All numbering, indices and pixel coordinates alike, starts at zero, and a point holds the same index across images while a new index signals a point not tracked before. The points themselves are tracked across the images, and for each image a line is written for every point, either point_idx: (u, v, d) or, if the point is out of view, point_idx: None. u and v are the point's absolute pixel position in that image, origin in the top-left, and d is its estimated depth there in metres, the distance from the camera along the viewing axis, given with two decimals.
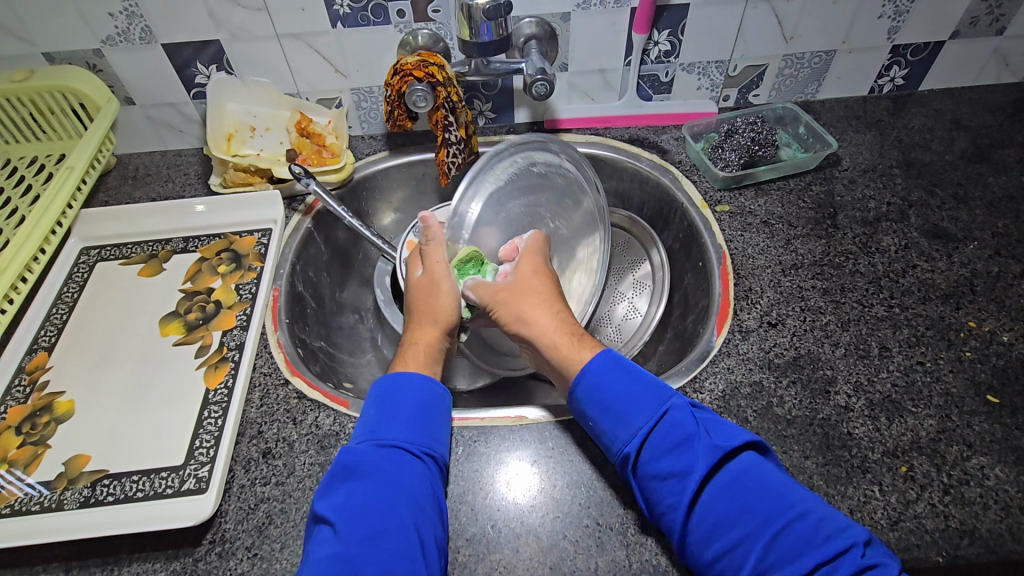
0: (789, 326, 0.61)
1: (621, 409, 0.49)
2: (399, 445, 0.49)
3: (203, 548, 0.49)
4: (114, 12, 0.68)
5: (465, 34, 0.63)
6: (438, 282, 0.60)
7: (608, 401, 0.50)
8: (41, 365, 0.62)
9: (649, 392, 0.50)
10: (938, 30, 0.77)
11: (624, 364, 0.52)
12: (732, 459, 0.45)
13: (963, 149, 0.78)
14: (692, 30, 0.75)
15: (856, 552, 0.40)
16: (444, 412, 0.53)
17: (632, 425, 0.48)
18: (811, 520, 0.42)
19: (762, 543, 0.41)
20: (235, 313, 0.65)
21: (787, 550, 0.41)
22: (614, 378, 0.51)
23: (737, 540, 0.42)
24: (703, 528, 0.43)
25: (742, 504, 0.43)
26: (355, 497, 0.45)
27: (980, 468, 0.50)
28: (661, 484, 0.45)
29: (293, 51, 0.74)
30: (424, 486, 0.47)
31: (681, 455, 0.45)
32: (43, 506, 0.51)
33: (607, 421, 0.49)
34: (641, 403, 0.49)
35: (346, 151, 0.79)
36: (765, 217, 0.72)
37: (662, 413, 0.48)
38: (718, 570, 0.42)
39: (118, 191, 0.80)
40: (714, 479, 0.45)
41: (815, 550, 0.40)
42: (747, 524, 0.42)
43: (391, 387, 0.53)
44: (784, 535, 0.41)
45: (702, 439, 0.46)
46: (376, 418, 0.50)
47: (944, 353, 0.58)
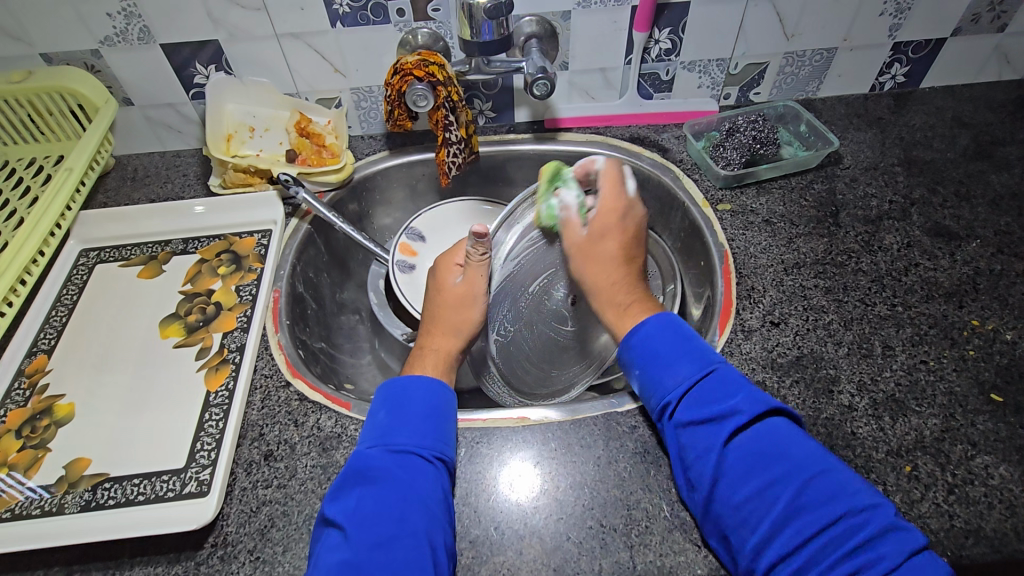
0: (792, 325, 0.61)
1: (668, 360, 0.51)
2: (410, 449, 0.48)
3: (205, 551, 0.48)
4: (112, 13, 0.68)
5: (465, 34, 0.63)
6: (472, 297, 0.60)
7: (658, 352, 0.52)
8: (41, 368, 0.62)
9: (696, 351, 0.52)
10: (940, 27, 0.76)
11: (678, 325, 0.54)
12: (771, 417, 0.48)
13: (965, 147, 0.78)
14: (693, 28, 0.75)
15: (883, 513, 0.41)
16: (453, 415, 0.53)
17: (676, 375, 0.50)
18: (839, 475, 0.43)
19: (793, 489, 0.43)
20: (236, 315, 0.65)
21: (817, 496, 0.42)
22: (666, 335, 0.53)
23: (765, 485, 0.43)
24: (734, 471, 0.45)
25: (776, 453, 0.45)
26: (367, 502, 0.45)
27: (984, 467, 0.50)
28: (698, 430, 0.47)
29: (292, 51, 0.74)
30: (435, 490, 0.47)
31: (722, 404, 0.48)
32: (44, 510, 0.51)
33: (652, 368, 0.52)
34: (686, 359, 0.51)
35: (346, 151, 0.78)
36: (767, 215, 0.72)
37: (708, 369, 0.50)
38: (743, 517, 0.43)
39: (117, 192, 0.79)
40: (753, 428, 0.47)
41: (843, 499, 0.42)
42: (781, 469, 0.44)
43: (401, 391, 0.53)
44: (815, 483, 0.43)
45: (746, 392, 0.48)
46: (385, 423, 0.50)
47: (948, 351, 0.58)
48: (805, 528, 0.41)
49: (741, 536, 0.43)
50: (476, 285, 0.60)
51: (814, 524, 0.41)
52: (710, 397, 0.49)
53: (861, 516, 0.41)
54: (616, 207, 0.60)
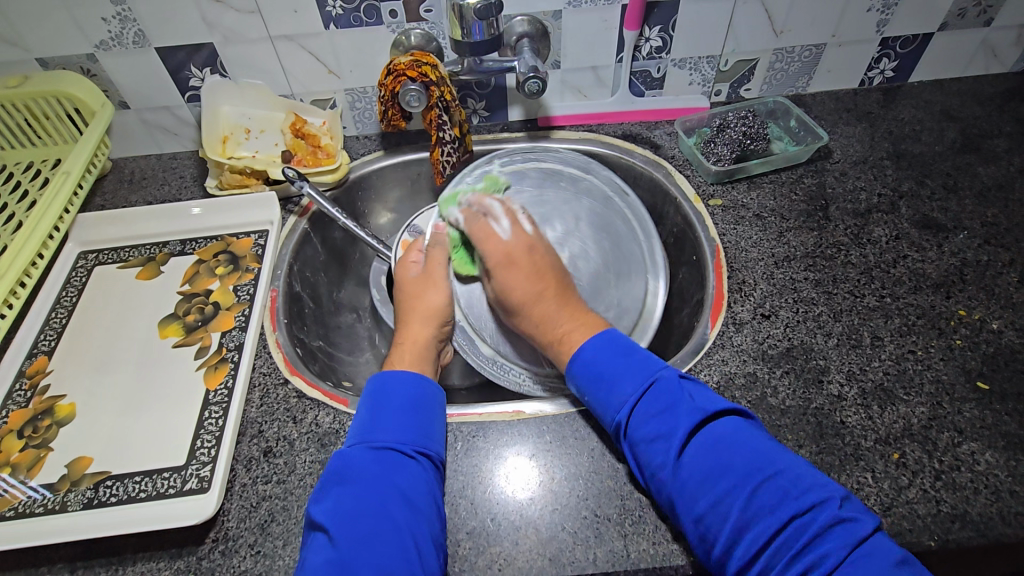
0: (782, 317, 0.62)
1: (611, 379, 0.52)
2: (390, 445, 0.49)
3: (207, 546, 0.49)
4: (107, 17, 0.69)
5: (457, 35, 0.64)
6: (433, 281, 0.63)
7: (599, 372, 0.53)
8: (41, 369, 0.62)
9: (636, 364, 0.52)
10: (927, 22, 0.77)
11: (615, 341, 0.54)
12: (714, 419, 0.48)
13: (953, 140, 0.79)
14: (684, 26, 0.76)
15: (833, 505, 0.42)
16: (436, 410, 0.54)
17: (623, 392, 0.51)
18: (790, 475, 0.44)
19: (744, 495, 0.43)
20: (234, 314, 0.66)
21: (765, 503, 0.43)
22: (605, 353, 0.53)
23: (719, 495, 0.44)
24: (689, 484, 0.45)
25: (724, 464, 0.45)
26: (347, 501, 0.46)
27: (971, 454, 0.51)
28: (651, 447, 0.48)
29: (287, 53, 0.74)
30: (418, 485, 0.48)
31: (666, 418, 0.48)
32: (47, 508, 0.52)
33: (599, 392, 0.52)
34: (629, 375, 0.52)
35: (341, 151, 0.79)
36: (757, 210, 0.72)
37: (649, 382, 0.51)
38: (705, 527, 0.44)
39: (115, 195, 0.80)
40: (697, 440, 0.47)
41: (792, 501, 0.42)
42: (727, 482, 0.44)
43: (381, 388, 0.54)
44: (766, 487, 0.43)
45: (685, 406, 0.49)
46: (366, 420, 0.51)
47: (935, 341, 0.59)
48: (760, 534, 0.42)
49: (707, 547, 0.44)
50: (438, 271, 0.64)
51: (767, 530, 0.42)
52: (657, 409, 0.49)
53: (809, 515, 0.41)
54: (521, 246, 0.59)
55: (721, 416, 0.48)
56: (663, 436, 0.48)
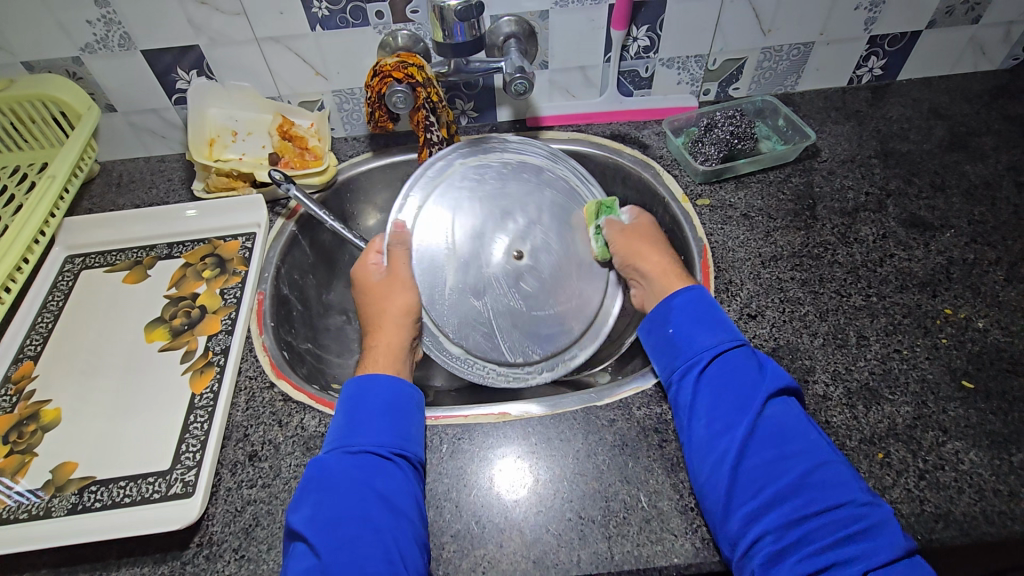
0: (769, 317, 0.62)
1: (704, 328, 0.55)
2: (368, 449, 0.49)
3: (191, 551, 0.49)
4: (91, 20, 0.69)
5: (439, 36, 0.63)
6: (400, 282, 0.62)
7: (697, 317, 0.56)
8: (27, 374, 0.62)
9: (726, 325, 0.56)
10: (915, 20, 0.77)
11: (714, 304, 0.58)
12: (790, 397, 0.51)
13: (941, 138, 0.79)
14: (671, 26, 0.75)
15: (883, 510, 0.44)
16: (414, 411, 0.54)
17: (713, 339, 0.54)
18: (847, 468, 0.47)
19: (807, 465, 0.46)
20: (220, 317, 0.66)
21: (825, 479, 0.45)
22: (701, 308, 0.57)
23: (788, 454, 0.47)
24: (760, 440, 0.48)
25: (796, 434, 0.48)
26: (327, 508, 0.46)
27: (955, 453, 0.51)
28: (728, 397, 0.51)
29: (273, 55, 0.74)
30: (398, 487, 0.48)
31: (754, 376, 0.51)
32: (31, 513, 0.51)
33: (689, 334, 0.55)
34: (723, 330, 0.55)
35: (329, 153, 0.78)
36: (745, 209, 0.72)
37: (740, 343, 0.54)
38: (756, 480, 0.46)
39: (102, 198, 0.80)
40: (776, 406, 0.50)
41: (850, 486, 0.45)
42: (798, 448, 0.47)
43: (358, 391, 0.53)
44: (824, 469, 0.46)
45: (775, 373, 0.52)
46: (343, 425, 0.51)
47: (921, 340, 0.59)
48: (810, 503, 0.44)
49: (738, 502, 0.46)
50: (400, 272, 0.62)
51: (819, 502, 0.44)
52: (739, 367, 0.52)
53: (863, 507, 0.44)
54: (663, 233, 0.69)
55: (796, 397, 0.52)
56: (747, 390, 0.51)
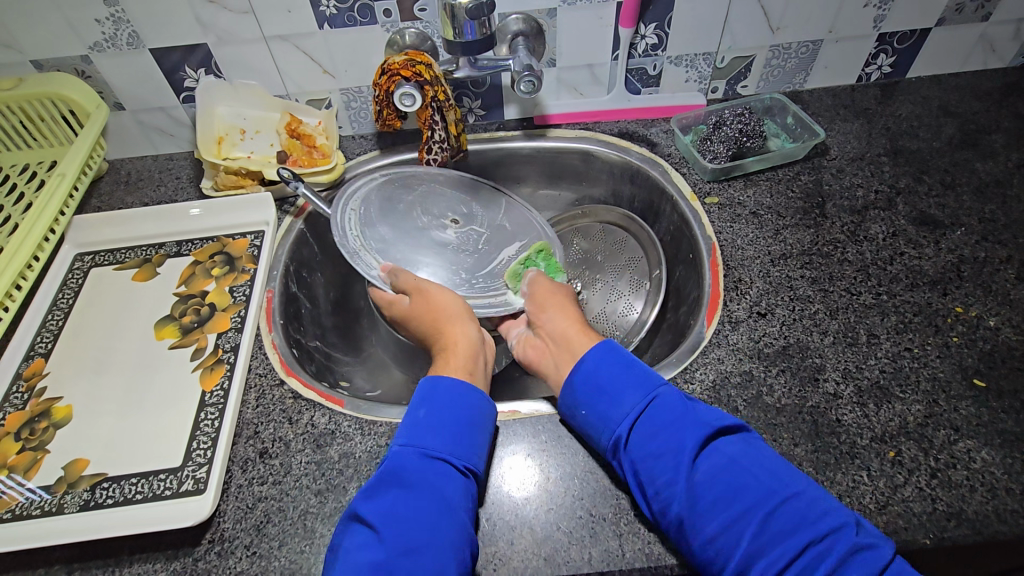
0: (778, 315, 0.62)
1: (613, 392, 0.52)
2: (444, 457, 0.48)
3: (202, 547, 0.49)
4: (100, 18, 0.69)
5: (449, 34, 0.63)
6: (432, 291, 0.64)
7: (601, 383, 0.53)
8: (38, 372, 0.62)
9: (638, 377, 0.52)
10: (925, 17, 0.77)
11: (615, 352, 0.55)
12: (720, 436, 0.48)
13: (951, 136, 0.79)
14: (679, 23, 0.75)
15: (851, 532, 0.41)
16: (486, 424, 0.53)
17: (627, 404, 0.51)
18: (810, 498, 0.43)
19: (758, 520, 0.42)
20: (230, 315, 0.66)
21: (782, 526, 0.42)
22: (607, 365, 0.53)
23: (733, 517, 0.43)
24: (702, 502, 0.44)
25: (741, 483, 0.44)
26: (399, 504, 0.45)
27: (967, 451, 0.51)
28: (657, 464, 0.47)
29: (281, 53, 0.74)
30: (464, 501, 0.47)
31: (674, 433, 0.48)
32: (44, 510, 0.52)
33: (602, 404, 0.52)
34: (633, 389, 0.51)
35: (337, 152, 0.78)
36: (754, 208, 0.72)
37: (652, 398, 0.50)
38: (716, 550, 0.42)
39: (111, 196, 0.80)
40: (710, 456, 0.46)
41: (810, 527, 0.41)
42: (744, 503, 0.43)
43: (440, 394, 0.53)
44: (783, 509, 0.42)
45: (693, 419, 0.48)
46: (423, 422, 0.51)
47: (932, 338, 0.59)
48: (777, 560, 0.41)
49: (716, 569, 0.43)
50: (432, 287, 0.64)
51: (787, 554, 0.41)
52: (662, 424, 0.49)
53: (828, 542, 0.40)
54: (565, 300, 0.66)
55: (728, 433, 0.48)
56: (671, 450, 0.47)
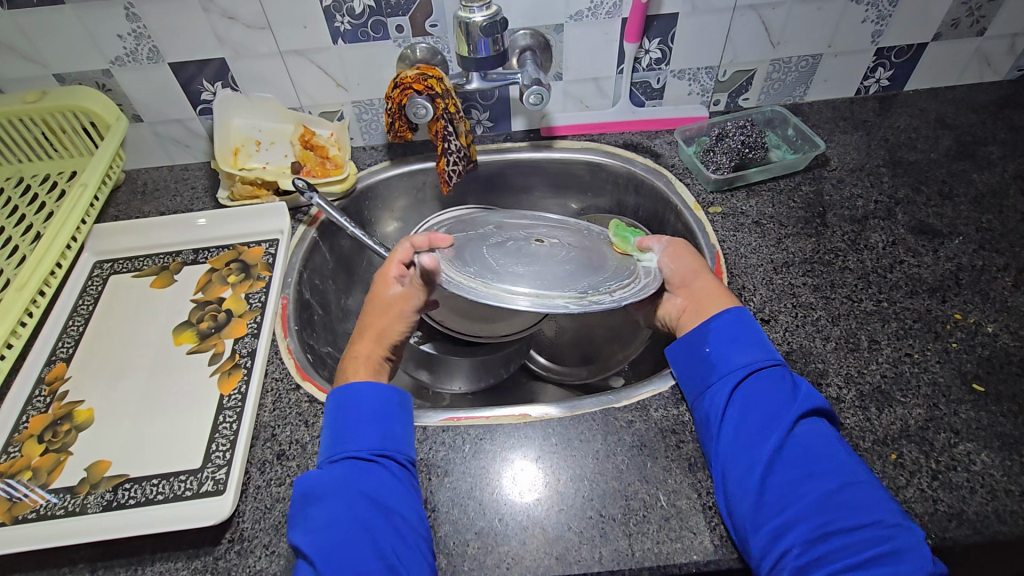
0: (782, 321, 0.63)
1: (740, 342, 0.56)
2: (353, 456, 0.51)
3: (222, 546, 0.51)
4: (122, 33, 0.71)
5: (464, 51, 0.66)
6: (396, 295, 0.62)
7: (733, 333, 0.56)
8: (60, 376, 0.64)
9: (767, 344, 0.56)
10: (920, 32, 0.79)
11: (750, 321, 0.57)
12: (822, 418, 0.51)
13: (948, 147, 0.81)
14: (682, 39, 0.78)
15: (914, 534, 0.43)
16: (395, 411, 0.54)
17: (746, 356, 0.55)
18: (884, 492, 0.46)
19: (833, 487, 0.45)
20: (246, 321, 0.67)
21: (854, 500, 0.45)
22: (744, 326, 0.57)
23: (814, 475, 0.46)
24: (784, 460, 0.48)
25: (825, 453, 0.48)
26: (319, 515, 0.47)
27: (967, 454, 0.53)
28: (757, 413, 0.51)
29: (296, 67, 0.77)
30: (386, 488, 0.49)
31: (785, 393, 0.51)
32: (67, 510, 0.53)
33: (724, 348, 0.56)
34: (759, 349, 0.55)
35: (349, 162, 0.81)
36: (757, 217, 0.74)
37: (772, 361, 0.54)
38: (776, 502, 0.46)
39: (129, 206, 0.82)
40: (811, 426, 0.50)
41: (879, 509, 0.44)
42: (827, 468, 0.47)
43: (339, 401, 0.54)
44: (853, 489, 0.45)
45: (807, 393, 0.52)
46: (330, 435, 0.53)
47: (931, 344, 0.60)
48: (834, 524, 0.44)
49: (763, 519, 0.46)
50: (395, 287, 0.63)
51: (845, 523, 0.44)
52: (776, 384, 0.52)
53: (891, 530, 0.43)
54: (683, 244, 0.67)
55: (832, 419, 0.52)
56: (775, 409, 0.51)
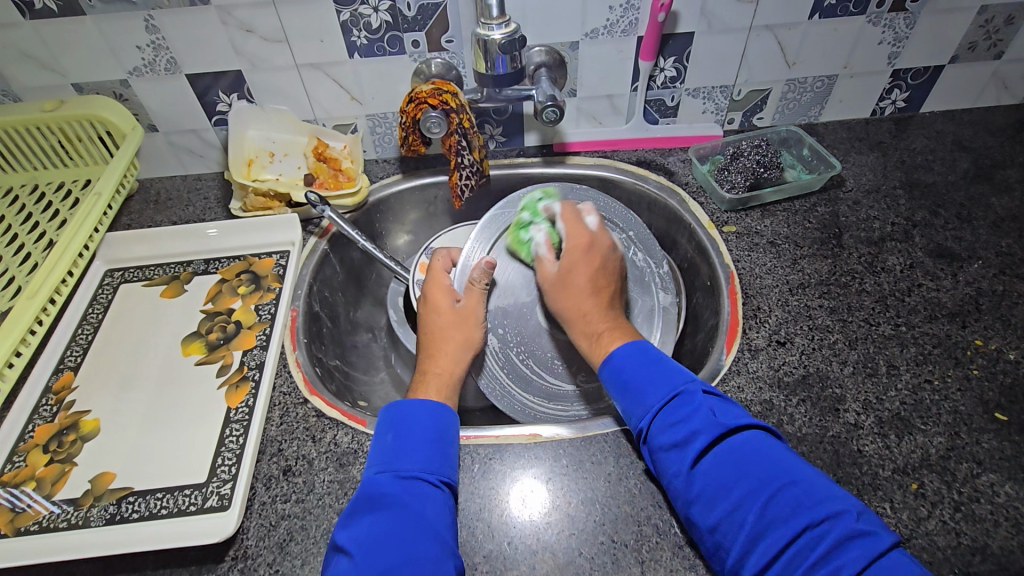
0: (798, 344, 0.62)
1: (637, 390, 0.53)
2: (418, 475, 0.49)
3: (226, 564, 0.50)
4: (141, 45, 0.72)
5: (481, 67, 0.66)
6: (441, 288, 0.66)
7: (627, 381, 0.54)
8: (67, 385, 0.64)
9: (664, 375, 0.53)
10: (938, 55, 0.79)
11: (638, 355, 0.55)
12: (730, 433, 0.48)
13: (965, 169, 0.80)
14: (697, 57, 0.77)
15: (850, 519, 0.41)
16: (457, 441, 0.54)
17: (645, 402, 0.52)
18: (813, 484, 0.44)
19: (758, 506, 0.43)
20: (255, 333, 0.67)
21: (781, 511, 0.42)
22: (634, 361, 0.55)
23: (733, 504, 0.44)
24: (706, 493, 0.45)
25: (740, 472, 0.45)
26: (378, 529, 0.45)
27: (990, 485, 0.51)
28: (667, 455, 0.49)
29: (312, 80, 0.77)
30: (442, 515, 0.47)
31: (682, 426, 0.49)
32: (70, 523, 0.52)
33: (625, 399, 0.54)
34: (654, 386, 0.52)
35: (362, 175, 0.81)
36: (772, 237, 0.73)
37: (670, 395, 0.51)
38: (720, 537, 0.44)
39: (141, 215, 0.82)
40: (716, 450, 0.47)
41: (805, 513, 0.42)
42: (745, 488, 0.44)
43: (406, 415, 0.53)
44: (776, 501, 0.43)
45: (705, 416, 0.49)
46: (392, 447, 0.51)
47: (952, 370, 0.59)
48: (775, 543, 0.41)
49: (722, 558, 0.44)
50: (441, 286, 0.66)
51: (782, 538, 0.41)
52: (675, 419, 0.49)
53: (823, 526, 0.41)
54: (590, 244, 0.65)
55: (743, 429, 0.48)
56: (679, 446, 0.48)
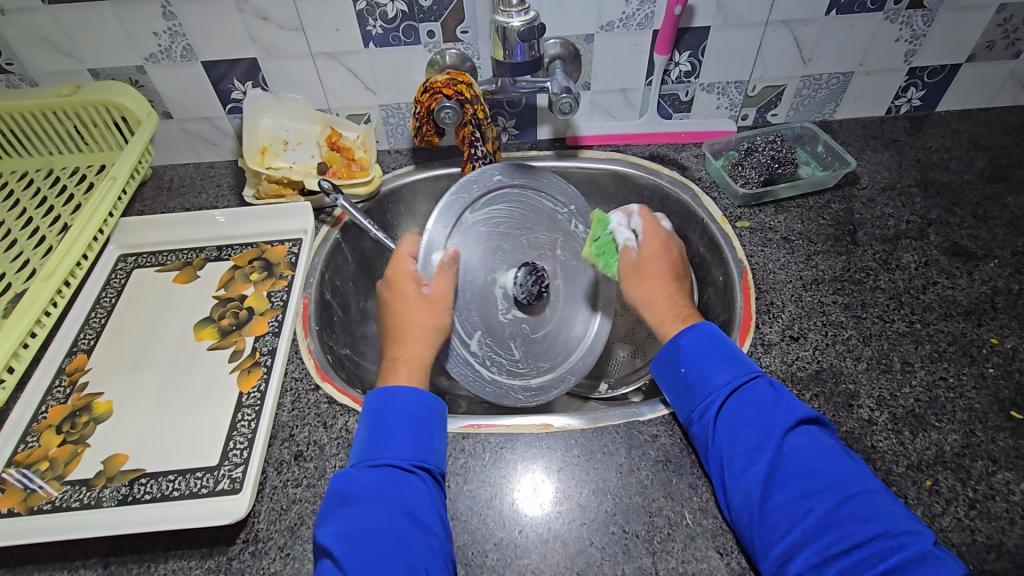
0: (811, 339, 0.62)
1: (718, 362, 0.54)
2: (391, 463, 0.49)
3: (237, 547, 0.50)
4: (157, 31, 0.72)
5: (499, 55, 0.65)
6: (407, 272, 0.61)
7: (708, 353, 0.55)
8: (80, 367, 0.64)
9: (743, 359, 0.54)
10: (955, 53, 0.78)
11: (721, 337, 0.56)
12: (812, 428, 0.50)
13: (982, 169, 0.79)
14: (713, 52, 0.77)
15: (924, 540, 0.41)
16: (434, 421, 0.53)
17: (724, 375, 0.53)
18: (881, 497, 0.45)
19: (831, 502, 0.44)
20: (267, 319, 0.67)
21: (855, 513, 0.43)
22: (712, 340, 0.55)
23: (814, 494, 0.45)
24: (781, 477, 0.46)
25: (819, 469, 0.46)
26: (355, 522, 0.45)
27: (1005, 483, 0.51)
28: (740, 433, 0.49)
29: (326, 70, 0.77)
30: (421, 499, 0.47)
31: (768, 410, 0.50)
32: (83, 502, 0.53)
33: (703, 368, 0.54)
34: (738, 365, 0.54)
35: (375, 164, 0.81)
36: (785, 233, 0.73)
37: (753, 377, 0.53)
38: (776, 522, 0.45)
39: (154, 201, 0.83)
40: (794, 440, 0.48)
41: (890, 520, 0.43)
42: (825, 483, 0.45)
43: (378, 404, 0.52)
44: (853, 504, 0.44)
45: (788, 404, 0.50)
46: (367, 438, 0.51)
47: (967, 368, 0.59)
48: (841, 539, 0.42)
49: (767, 542, 0.45)
50: (406, 267, 0.62)
51: (845, 540, 0.42)
52: (755, 402, 0.51)
53: (900, 538, 0.41)
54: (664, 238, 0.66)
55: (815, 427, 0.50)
56: (764, 425, 0.49)
